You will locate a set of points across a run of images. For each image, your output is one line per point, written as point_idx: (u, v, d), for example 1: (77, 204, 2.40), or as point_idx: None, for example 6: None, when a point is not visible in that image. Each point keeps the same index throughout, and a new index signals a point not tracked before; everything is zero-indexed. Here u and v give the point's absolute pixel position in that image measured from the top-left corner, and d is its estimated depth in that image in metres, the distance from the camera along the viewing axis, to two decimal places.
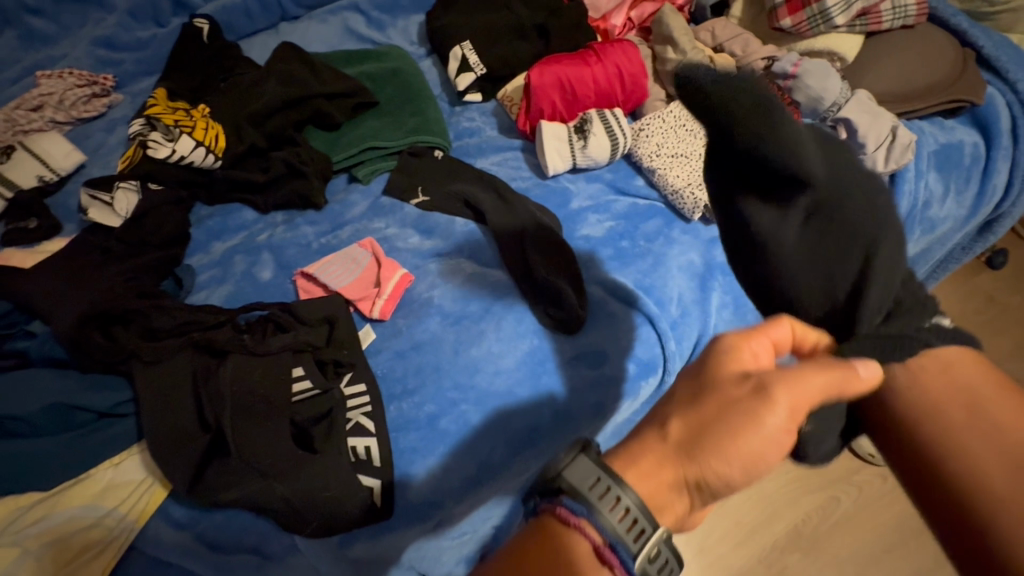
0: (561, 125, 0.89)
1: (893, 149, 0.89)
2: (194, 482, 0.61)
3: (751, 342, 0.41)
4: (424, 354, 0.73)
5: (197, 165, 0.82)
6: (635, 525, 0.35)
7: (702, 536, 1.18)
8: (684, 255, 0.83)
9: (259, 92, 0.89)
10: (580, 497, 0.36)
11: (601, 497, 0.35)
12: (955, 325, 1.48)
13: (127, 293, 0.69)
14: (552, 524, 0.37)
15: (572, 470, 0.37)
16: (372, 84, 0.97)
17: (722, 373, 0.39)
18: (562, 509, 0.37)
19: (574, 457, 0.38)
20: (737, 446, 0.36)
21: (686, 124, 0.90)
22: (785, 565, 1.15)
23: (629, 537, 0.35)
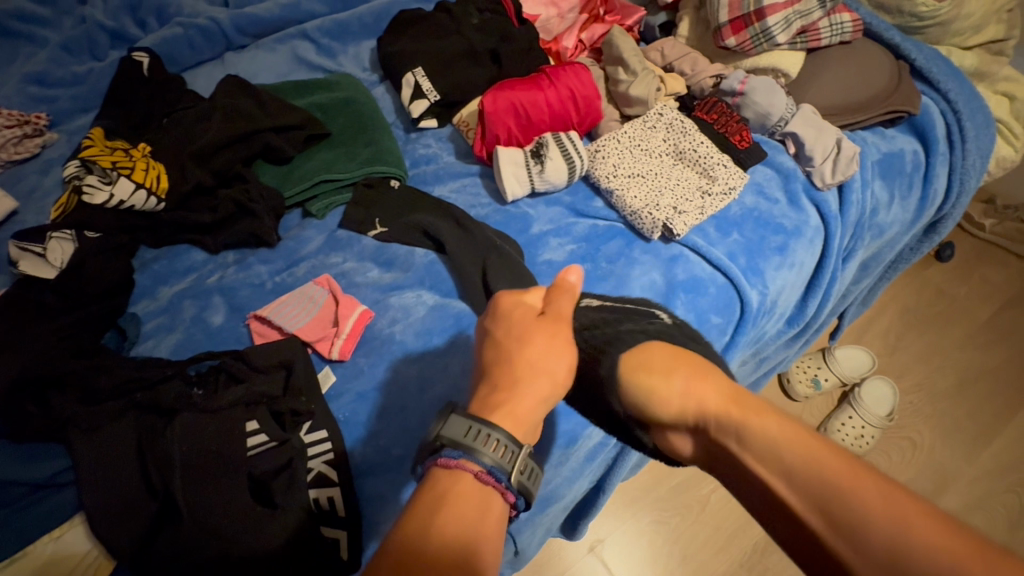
0: (517, 150, 0.89)
1: (839, 161, 0.91)
2: (143, 553, 0.57)
3: (532, 292, 0.63)
4: (387, 394, 0.71)
5: (138, 208, 0.78)
6: (506, 447, 0.50)
7: (685, 542, 1.21)
8: (645, 275, 0.84)
9: (203, 129, 0.85)
10: (478, 451, 0.49)
11: (489, 447, 0.50)
12: (910, 318, 1.53)
13: (59, 354, 0.65)
14: (448, 477, 0.50)
15: (452, 431, 0.51)
16: (323, 115, 0.95)
17: (529, 326, 0.58)
18: (466, 464, 0.50)
19: (451, 422, 0.52)
20: (549, 367, 0.55)
21: (641, 144, 0.91)
22: (765, 566, 1.18)
23: (507, 462, 0.50)
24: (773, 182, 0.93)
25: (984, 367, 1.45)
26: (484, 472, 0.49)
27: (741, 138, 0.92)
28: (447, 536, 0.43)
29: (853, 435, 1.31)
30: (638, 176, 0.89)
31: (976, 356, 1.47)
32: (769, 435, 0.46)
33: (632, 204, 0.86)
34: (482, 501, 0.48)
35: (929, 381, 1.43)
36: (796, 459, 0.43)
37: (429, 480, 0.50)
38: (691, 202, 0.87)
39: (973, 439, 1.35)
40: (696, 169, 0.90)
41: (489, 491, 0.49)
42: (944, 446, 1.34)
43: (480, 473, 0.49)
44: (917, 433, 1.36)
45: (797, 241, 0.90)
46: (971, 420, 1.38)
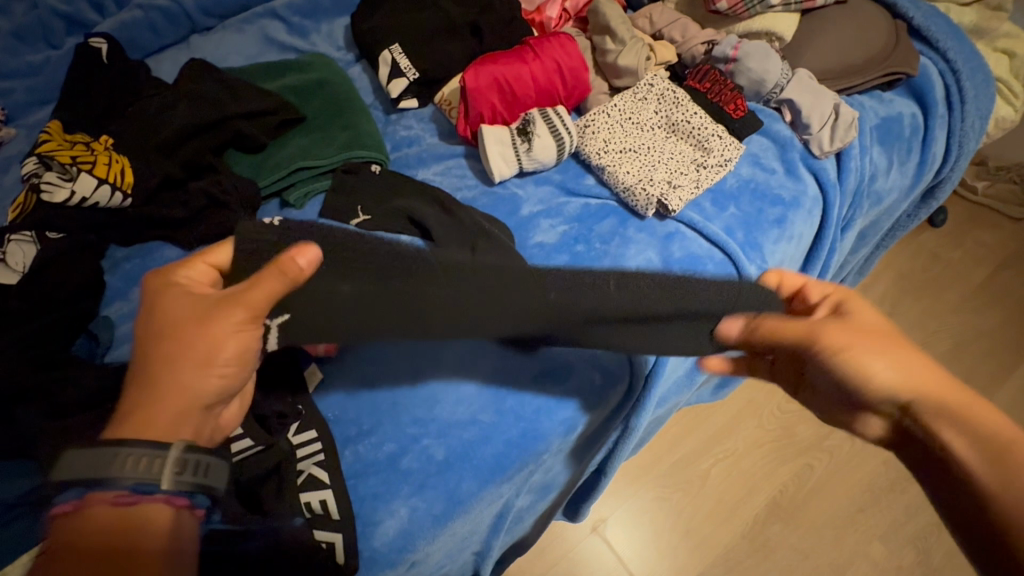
0: (503, 128, 0.84)
1: (837, 128, 0.87)
2: None
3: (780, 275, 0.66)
4: (378, 390, 0.68)
5: (104, 205, 0.74)
6: (197, 465, 0.48)
7: (686, 518, 1.20)
8: (641, 255, 0.81)
9: (166, 117, 0.80)
10: (105, 474, 0.45)
11: (126, 466, 0.45)
12: (906, 284, 1.52)
13: (26, 367, 0.61)
14: (90, 512, 0.45)
15: (83, 463, 0.45)
16: (296, 98, 0.89)
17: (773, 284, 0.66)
18: (110, 492, 0.45)
19: (73, 457, 0.46)
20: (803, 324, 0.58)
21: (632, 117, 0.87)
22: (766, 538, 1.18)
23: (190, 475, 0.48)
24: (769, 152, 0.90)
25: (980, 330, 1.45)
26: (121, 497, 0.45)
27: (736, 107, 0.87)
28: (101, 536, 0.44)
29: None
30: (630, 151, 0.85)
31: (971, 320, 1.46)
32: (923, 378, 0.49)
33: (624, 180, 0.83)
34: (169, 535, 0.47)
35: (926, 347, 1.42)
36: (993, 437, 0.43)
37: (76, 521, 0.45)
38: (686, 176, 0.83)
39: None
40: (690, 142, 0.86)
41: (161, 506, 0.47)
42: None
43: (144, 497, 0.46)
44: None
45: (795, 213, 0.87)
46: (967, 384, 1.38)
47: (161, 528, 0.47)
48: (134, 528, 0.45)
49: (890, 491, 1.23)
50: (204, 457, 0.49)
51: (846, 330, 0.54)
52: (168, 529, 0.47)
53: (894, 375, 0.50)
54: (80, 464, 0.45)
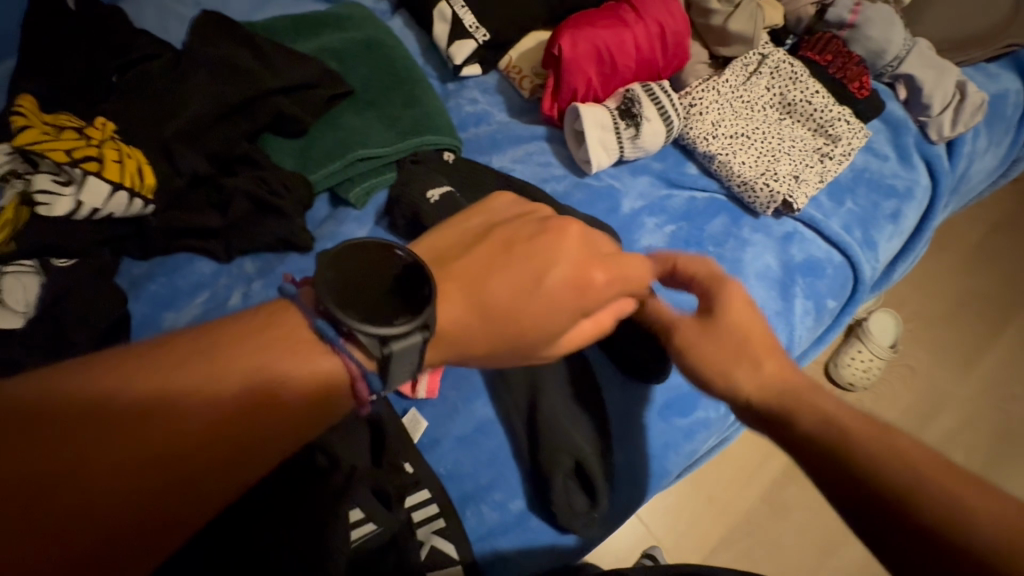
0: (602, 108, 0.71)
1: (962, 111, 0.79)
2: None
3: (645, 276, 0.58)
4: (493, 437, 0.58)
5: (119, 216, 0.57)
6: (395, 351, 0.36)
7: (710, 484, 1.09)
8: (760, 259, 0.72)
9: (183, 93, 0.61)
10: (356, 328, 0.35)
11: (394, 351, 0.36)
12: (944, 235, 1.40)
13: None
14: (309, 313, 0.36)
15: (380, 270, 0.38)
16: (340, 64, 0.72)
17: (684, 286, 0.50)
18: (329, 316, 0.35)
19: (335, 262, 0.37)
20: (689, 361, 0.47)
21: (742, 95, 0.75)
22: (786, 500, 1.10)
23: (389, 366, 0.36)
24: (881, 137, 0.81)
25: (1006, 277, 1.36)
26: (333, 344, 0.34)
27: (860, 85, 0.76)
28: (267, 412, 0.32)
29: (860, 369, 1.16)
30: (742, 136, 0.74)
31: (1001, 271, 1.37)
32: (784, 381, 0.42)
33: (742, 173, 0.72)
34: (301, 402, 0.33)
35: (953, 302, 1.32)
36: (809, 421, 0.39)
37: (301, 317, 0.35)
38: (811, 168, 0.73)
39: (989, 349, 1.28)
40: (809, 127, 0.75)
41: (342, 385, 0.35)
42: (945, 368, 1.25)
43: (343, 350, 0.35)
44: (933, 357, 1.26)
45: (909, 205, 0.79)
46: (991, 335, 1.29)
47: (314, 381, 0.34)
48: (290, 393, 0.33)
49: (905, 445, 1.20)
50: (404, 372, 0.37)
51: (699, 330, 0.46)
52: (313, 381, 0.34)
53: (754, 382, 0.42)
54: (362, 296, 0.36)
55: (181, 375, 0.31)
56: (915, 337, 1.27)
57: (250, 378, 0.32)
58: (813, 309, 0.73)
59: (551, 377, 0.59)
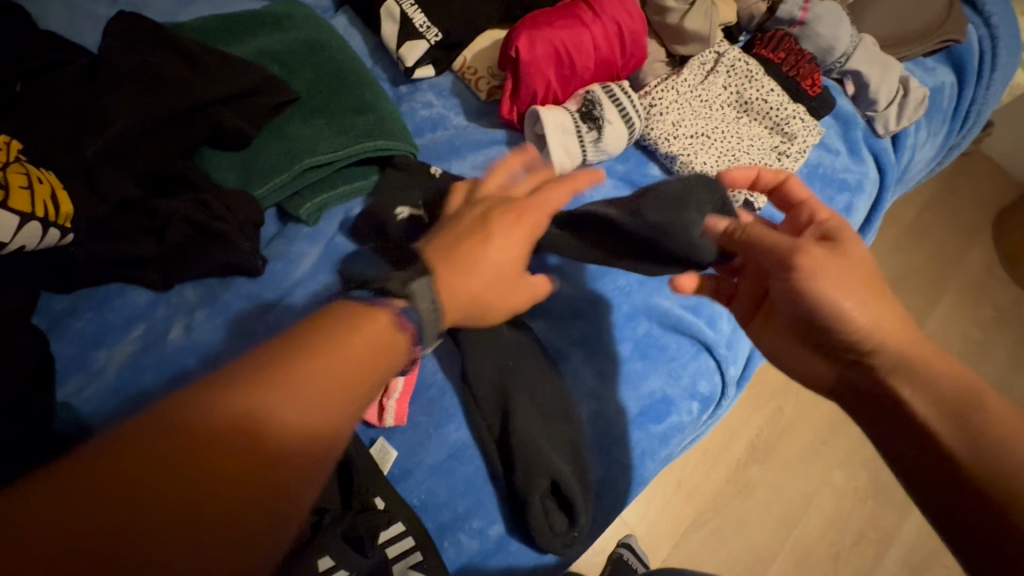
0: (563, 111, 0.69)
1: (906, 106, 0.82)
2: None
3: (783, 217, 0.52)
4: (469, 461, 0.56)
5: (31, 248, 0.50)
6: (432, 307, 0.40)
7: (679, 470, 1.11)
8: None
9: (104, 106, 0.55)
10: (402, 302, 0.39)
11: (412, 296, 0.39)
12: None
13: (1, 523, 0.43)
14: (378, 312, 0.37)
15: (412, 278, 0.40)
16: (281, 68, 0.66)
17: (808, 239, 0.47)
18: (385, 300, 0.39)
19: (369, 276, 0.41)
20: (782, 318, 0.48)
21: (700, 94, 0.75)
22: (748, 478, 1.12)
23: (423, 309, 0.39)
24: (832, 132, 0.83)
25: (936, 253, 1.44)
26: (391, 309, 0.38)
27: (812, 83, 0.77)
28: (342, 394, 0.33)
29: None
30: (703, 136, 0.74)
31: (939, 249, 1.46)
32: (907, 340, 0.41)
33: (703, 174, 0.72)
34: (379, 371, 0.36)
35: (899, 280, 1.39)
36: (953, 389, 0.39)
37: (357, 313, 0.37)
38: (770, 166, 0.73)
39: (923, 320, 1.35)
40: (766, 124, 0.76)
41: (400, 343, 0.38)
42: None
43: (380, 305, 0.38)
44: None
45: (860, 198, 0.82)
46: (925, 307, 1.37)
47: (382, 345, 0.36)
48: (371, 371, 0.35)
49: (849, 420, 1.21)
50: (429, 317, 0.40)
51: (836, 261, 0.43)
52: (384, 345, 0.36)
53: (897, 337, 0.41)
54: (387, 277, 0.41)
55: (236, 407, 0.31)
56: None
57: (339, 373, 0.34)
58: None
59: (523, 396, 0.57)
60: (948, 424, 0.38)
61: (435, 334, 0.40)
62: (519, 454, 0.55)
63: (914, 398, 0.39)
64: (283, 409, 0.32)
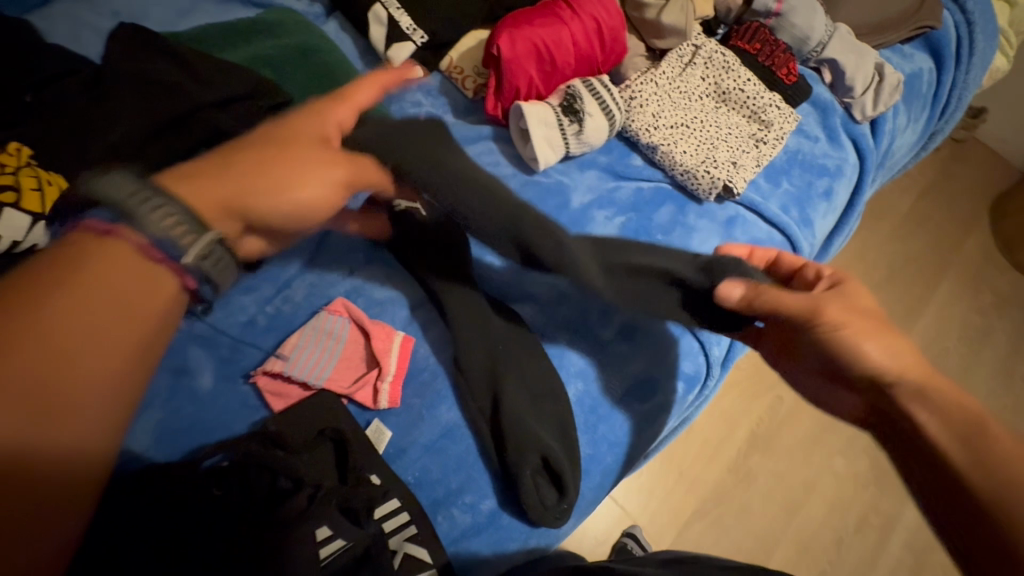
0: (545, 106, 0.72)
1: (882, 91, 0.84)
2: None
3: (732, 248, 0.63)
4: (461, 441, 0.59)
5: (43, 246, 0.54)
6: (216, 256, 0.45)
7: (678, 460, 1.13)
8: (706, 244, 0.74)
9: (108, 113, 0.58)
10: (161, 239, 0.41)
11: (175, 234, 0.42)
12: (876, 204, 1.48)
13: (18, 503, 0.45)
14: (87, 236, 0.40)
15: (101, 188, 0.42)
16: (274, 72, 0.70)
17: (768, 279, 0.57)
18: (94, 225, 0.40)
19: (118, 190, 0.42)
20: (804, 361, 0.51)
21: (679, 86, 0.78)
22: (749, 468, 1.14)
23: (188, 245, 0.43)
24: (811, 119, 0.85)
25: (930, 239, 1.45)
26: (105, 231, 0.40)
27: (788, 72, 0.80)
28: (111, 351, 0.37)
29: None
30: (682, 126, 0.76)
31: (934, 236, 1.47)
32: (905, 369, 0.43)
33: (683, 162, 0.74)
34: (152, 312, 0.41)
35: (894, 267, 1.40)
36: (961, 415, 0.39)
37: (72, 243, 0.40)
38: (748, 153, 0.76)
39: (920, 307, 1.37)
40: (743, 113, 0.78)
41: (174, 289, 0.43)
42: None
43: (117, 236, 0.40)
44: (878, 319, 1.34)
45: (840, 182, 0.84)
46: (923, 293, 1.38)
47: (163, 296, 0.42)
48: (142, 313, 0.40)
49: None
50: (218, 263, 0.45)
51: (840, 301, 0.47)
52: (155, 290, 0.41)
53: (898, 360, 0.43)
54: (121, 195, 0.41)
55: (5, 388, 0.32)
56: None
57: (110, 317, 0.38)
58: None
59: (512, 378, 0.60)
60: (962, 452, 0.38)
61: (206, 262, 0.44)
62: (511, 434, 0.57)
63: (922, 418, 0.40)
64: (74, 401, 0.35)
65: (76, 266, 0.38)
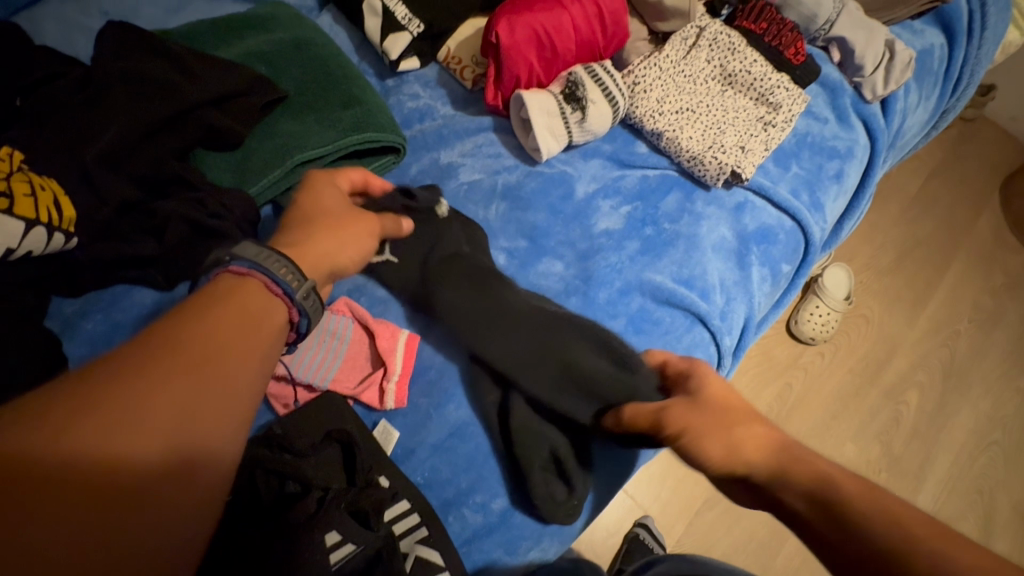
0: (546, 94, 0.70)
1: (892, 69, 0.82)
2: None
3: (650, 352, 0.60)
4: (469, 439, 0.58)
5: (38, 253, 0.52)
6: (311, 294, 0.41)
7: None
8: (715, 231, 0.73)
9: (98, 114, 0.57)
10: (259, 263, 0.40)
11: (274, 265, 0.40)
12: (883, 187, 1.45)
13: None
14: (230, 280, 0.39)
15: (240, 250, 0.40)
16: (268, 68, 0.68)
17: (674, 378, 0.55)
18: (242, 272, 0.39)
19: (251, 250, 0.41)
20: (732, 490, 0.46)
21: (684, 70, 0.76)
22: None
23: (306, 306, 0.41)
24: (820, 100, 0.83)
25: (940, 222, 1.43)
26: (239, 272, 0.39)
27: (796, 52, 0.77)
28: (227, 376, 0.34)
29: (819, 323, 1.20)
30: (688, 111, 0.74)
31: (945, 217, 1.44)
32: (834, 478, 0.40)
33: (690, 148, 0.72)
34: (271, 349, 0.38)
35: (903, 251, 1.38)
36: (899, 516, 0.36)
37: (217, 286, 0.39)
38: (756, 137, 0.74)
39: (932, 291, 1.34)
40: (751, 96, 0.76)
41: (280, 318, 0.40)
42: (899, 315, 1.30)
43: (268, 286, 0.40)
44: (889, 304, 1.31)
45: (851, 164, 0.82)
46: (932, 276, 1.36)
47: (276, 326, 0.39)
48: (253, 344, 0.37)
49: (859, 393, 1.21)
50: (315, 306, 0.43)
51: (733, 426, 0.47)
52: (275, 324, 0.39)
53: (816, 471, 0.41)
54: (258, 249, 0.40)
55: (126, 406, 0.30)
56: (867, 286, 1.32)
57: (212, 345, 0.34)
58: (770, 276, 0.74)
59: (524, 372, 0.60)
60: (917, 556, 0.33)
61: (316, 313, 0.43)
62: (517, 417, 0.57)
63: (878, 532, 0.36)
64: (223, 348, 0.35)
65: (209, 299, 0.37)
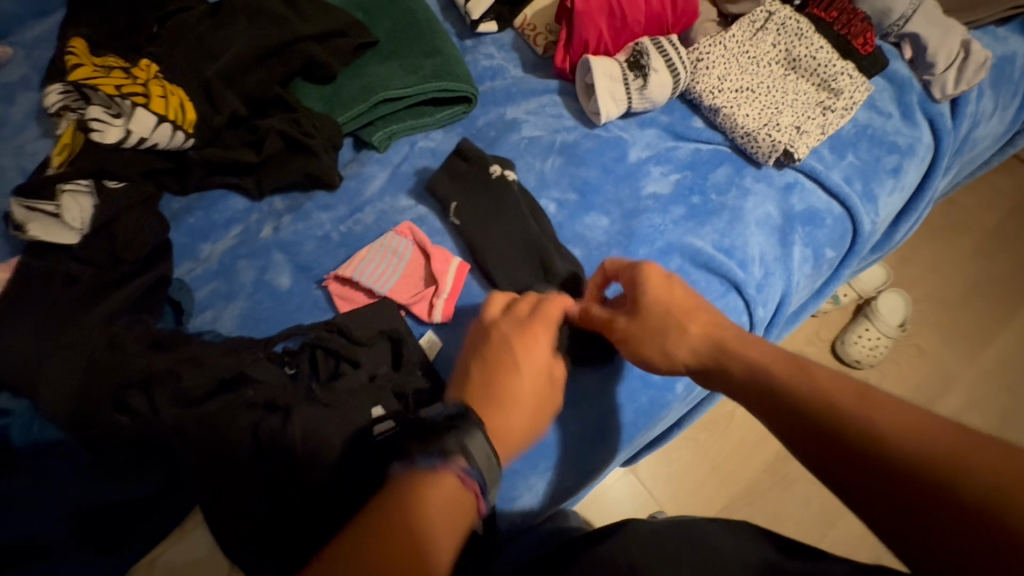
0: (611, 60, 0.74)
1: (965, 69, 0.81)
2: (251, 553, 0.51)
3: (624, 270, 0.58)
4: None
5: (162, 147, 0.62)
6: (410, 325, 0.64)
7: (713, 448, 1.13)
8: (761, 208, 0.75)
9: (222, 39, 0.66)
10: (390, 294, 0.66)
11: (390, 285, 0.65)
12: (949, 211, 1.41)
13: (129, 348, 0.53)
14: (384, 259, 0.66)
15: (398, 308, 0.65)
16: (364, 17, 0.76)
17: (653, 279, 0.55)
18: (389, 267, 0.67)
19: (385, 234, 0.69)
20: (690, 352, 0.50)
21: (748, 50, 0.78)
22: (787, 472, 1.12)
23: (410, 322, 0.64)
24: (885, 95, 0.83)
25: (1010, 253, 1.37)
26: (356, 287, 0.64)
27: (864, 42, 0.78)
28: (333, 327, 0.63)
29: (867, 347, 1.19)
30: (747, 90, 0.77)
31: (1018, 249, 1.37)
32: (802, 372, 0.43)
33: (744, 124, 0.75)
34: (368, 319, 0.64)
35: (965, 277, 1.33)
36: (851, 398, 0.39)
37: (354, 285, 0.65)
38: (813, 120, 0.76)
39: (994, 322, 1.28)
40: (813, 81, 0.78)
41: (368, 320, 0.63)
42: (953, 341, 1.26)
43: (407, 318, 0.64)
44: (945, 329, 1.27)
45: (911, 161, 0.82)
46: (991, 306, 1.30)
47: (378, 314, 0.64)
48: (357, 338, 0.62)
49: None
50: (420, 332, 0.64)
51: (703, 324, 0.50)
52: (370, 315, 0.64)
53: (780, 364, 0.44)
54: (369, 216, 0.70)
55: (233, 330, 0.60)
56: (921, 308, 1.29)
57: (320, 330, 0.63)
58: (812, 257, 0.76)
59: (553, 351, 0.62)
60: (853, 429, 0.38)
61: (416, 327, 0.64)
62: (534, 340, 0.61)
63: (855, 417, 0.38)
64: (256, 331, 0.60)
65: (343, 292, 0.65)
